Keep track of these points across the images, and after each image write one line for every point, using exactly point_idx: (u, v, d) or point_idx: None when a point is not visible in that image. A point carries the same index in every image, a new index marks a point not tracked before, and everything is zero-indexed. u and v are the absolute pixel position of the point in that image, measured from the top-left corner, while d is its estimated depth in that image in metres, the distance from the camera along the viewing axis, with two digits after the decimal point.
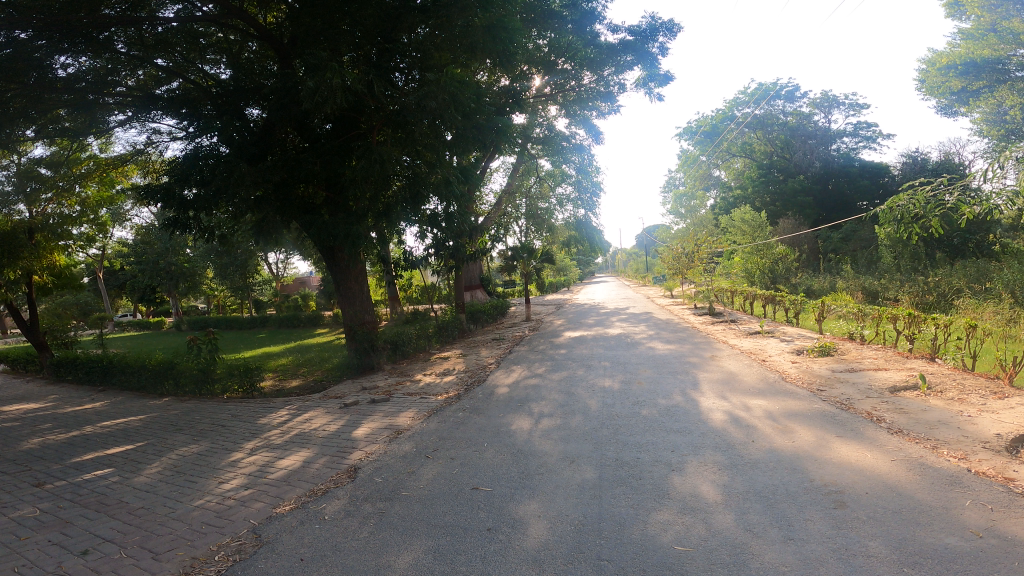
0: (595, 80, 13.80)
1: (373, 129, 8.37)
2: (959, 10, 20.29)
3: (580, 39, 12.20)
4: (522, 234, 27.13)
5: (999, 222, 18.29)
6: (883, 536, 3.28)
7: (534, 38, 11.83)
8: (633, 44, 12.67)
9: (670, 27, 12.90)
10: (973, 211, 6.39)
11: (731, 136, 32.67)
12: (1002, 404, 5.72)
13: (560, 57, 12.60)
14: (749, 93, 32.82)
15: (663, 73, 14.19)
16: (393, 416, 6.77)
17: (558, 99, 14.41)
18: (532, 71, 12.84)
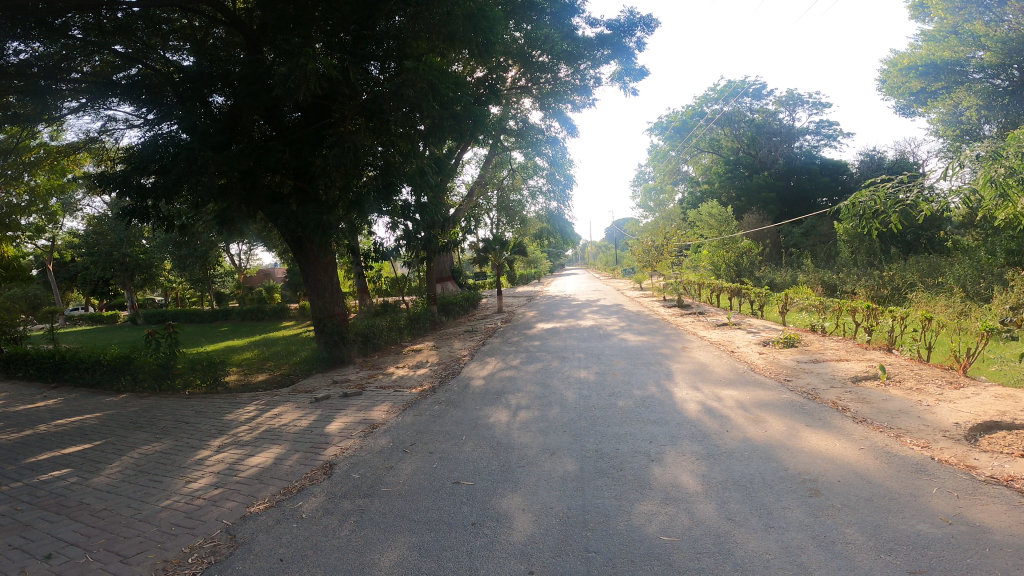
0: (572, 73, 13.89)
1: (345, 118, 8.25)
2: (923, 13, 21.23)
3: (557, 31, 12.15)
4: (494, 227, 27.15)
5: (949, 220, 19.22)
6: (858, 523, 3.39)
7: (512, 29, 11.65)
8: (609, 38, 12.85)
9: (647, 22, 13.00)
10: (932, 209, 6.68)
11: (700, 132, 33.24)
12: (958, 394, 5.99)
13: (536, 49, 12.48)
14: (718, 90, 33.60)
15: (638, 67, 14.28)
16: (367, 410, 6.68)
17: (533, 92, 14.41)
18: (509, 62, 12.71)
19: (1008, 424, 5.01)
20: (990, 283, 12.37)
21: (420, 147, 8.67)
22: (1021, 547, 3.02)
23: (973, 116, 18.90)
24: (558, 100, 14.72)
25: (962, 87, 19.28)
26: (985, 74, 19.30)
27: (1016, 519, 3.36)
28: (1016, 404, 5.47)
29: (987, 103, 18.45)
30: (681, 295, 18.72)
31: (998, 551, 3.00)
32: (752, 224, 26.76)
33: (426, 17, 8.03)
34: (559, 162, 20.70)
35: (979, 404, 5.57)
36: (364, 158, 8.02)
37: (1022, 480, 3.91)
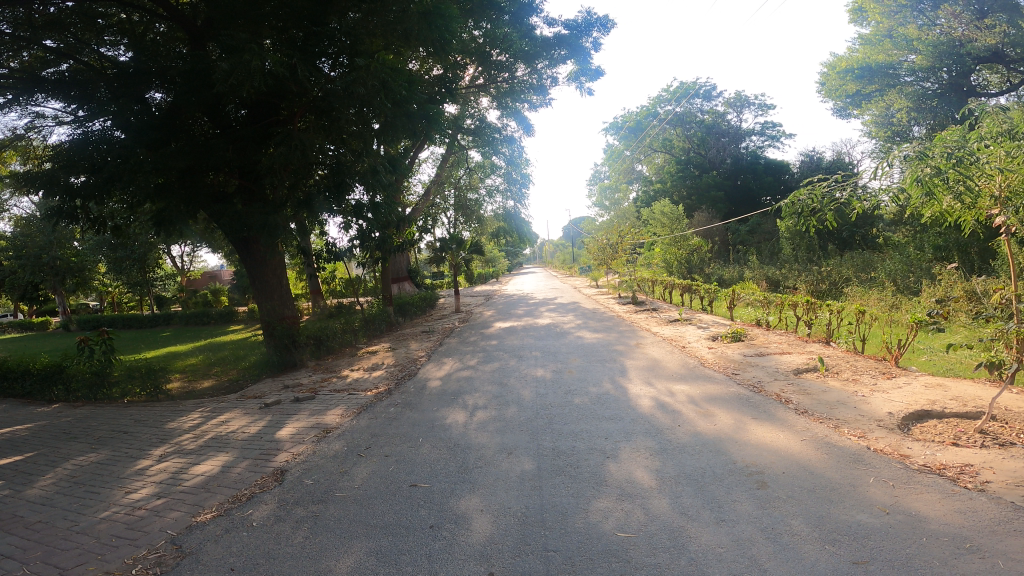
0: (529, 73, 13.93)
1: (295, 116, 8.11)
2: (861, 17, 22.27)
3: (515, 31, 12.16)
4: (450, 226, 26.61)
5: (882, 218, 20.14)
6: (802, 514, 3.51)
7: (471, 28, 11.63)
8: (567, 38, 12.92)
9: (604, 23, 13.13)
10: (864, 207, 7.03)
11: (653, 132, 33.88)
12: (891, 384, 6.32)
13: (494, 48, 12.48)
14: (671, 91, 34.42)
15: (594, 67, 14.42)
16: (319, 414, 6.55)
17: (491, 91, 14.41)
18: (465, 61, 12.62)
19: (938, 413, 5.30)
20: (919, 277, 13.00)
21: (374, 145, 8.63)
22: (954, 535, 3.18)
23: (903, 119, 19.90)
24: (515, 100, 14.74)
25: (894, 90, 20.15)
26: (915, 77, 20.12)
27: (948, 507, 3.54)
28: (944, 394, 5.79)
29: (917, 105, 19.45)
30: (635, 291, 19.03)
31: (933, 540, 3.15)
32: (701, 223, 27.44)
33: (381, 13, 7.95)
34: (515, 161, 20.76)
35: (910, 394, 5.88)
36: (313, 156, 7.91)
37: (951, 468, 4.14)
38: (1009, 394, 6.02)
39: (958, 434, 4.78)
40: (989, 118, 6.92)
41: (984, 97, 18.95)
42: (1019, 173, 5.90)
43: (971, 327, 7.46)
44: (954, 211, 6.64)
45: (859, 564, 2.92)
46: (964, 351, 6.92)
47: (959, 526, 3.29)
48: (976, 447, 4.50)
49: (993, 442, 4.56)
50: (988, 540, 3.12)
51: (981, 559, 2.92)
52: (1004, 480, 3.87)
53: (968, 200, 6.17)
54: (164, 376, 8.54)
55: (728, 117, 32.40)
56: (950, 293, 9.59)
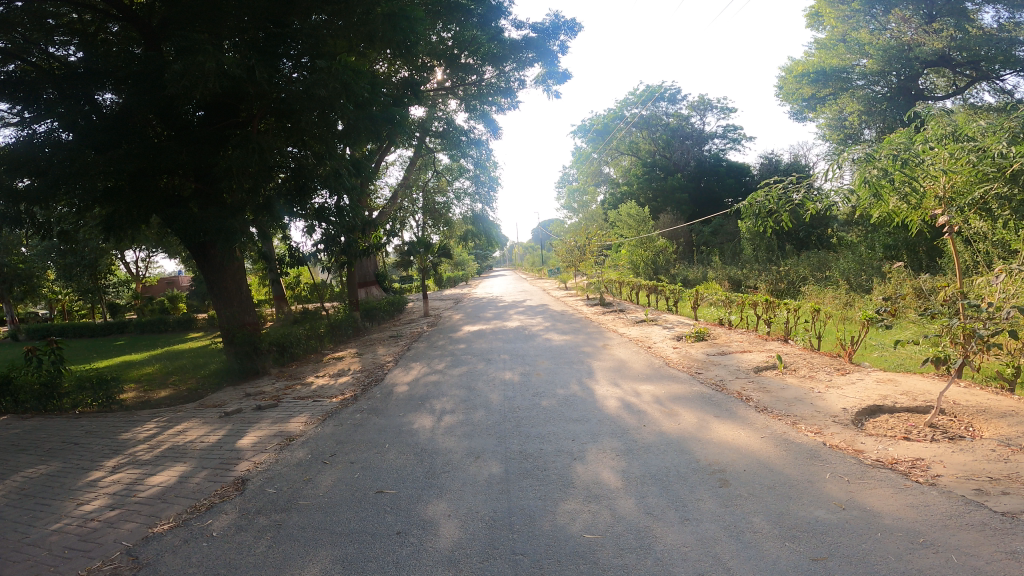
0: (497, 75, 13.94)
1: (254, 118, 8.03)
2: (818, 22, 22.94)
3: (483, 33, 12.16)
4: (418, 229, 26.23)
5: (837, 218, 20.69)
6: (763, 512, 3.58)
7: (437, 30, 11.63)
8: (535, 41, 12.98)
9: (571, 27, 13.22)
10: (817, 208, 7.48)
11: (619, 134, 34.24)
12: (845, 380, 6.57)
13: (462, 50, 12.47)
14: (637, 94, 34.96)
15: (561, 70, 14.49)
16: (282, 422, 6.43)
17: (459, 94, 14.37)
18: (434, 63, 12.57)
19: (889, 409, 5.63)
20: (871, 275, 13.42)
21: (338, 148, 8.65)
22: (907, 530, 3.28)
23: (854, 122, 20.27)
24: (483, 102, 14.73)
25: (848, 93, 20.45)
26: (867, 80, 20.33)
27: (900, 502, 3.67)
28: (895, 389, 6.11)
29: (868, 108, 19.82)
30: (602, 293, 19.21)
31: (887, 534, 3.24)
32: (666, 224, 27.85)
33: (346, 15, 7.92)
34: (484, 164, 20.77)
35: (863, 390, 6.13)
36: (274, 160, 7.86)
37: (903, 462, 4.36)
38: (955, 387, 6.36)
39: (909, 428, 5.11)
40: (937, 123, 7.20)
41: (932, 100, 19.43)
42: (962, 175, 6.16)
43: (919, 324, 7.78)
44: (902, 213, 6.93)
45: (818, 561, 2.98)
46: (912, 346, 7.22)
47: (912, 520, 3.39)
48: (925, 441, 4.80)
49: (943, 436, 4.89)
50: (940, 535, 3.22)
51: (934, 553, 3.01)
52: (953, 474, 4.10)
53: (914, 201, 6.45)
54: (118, 387, 8.31)
55: (692, 120, 32.90)
56: (900, 291, 9.93)
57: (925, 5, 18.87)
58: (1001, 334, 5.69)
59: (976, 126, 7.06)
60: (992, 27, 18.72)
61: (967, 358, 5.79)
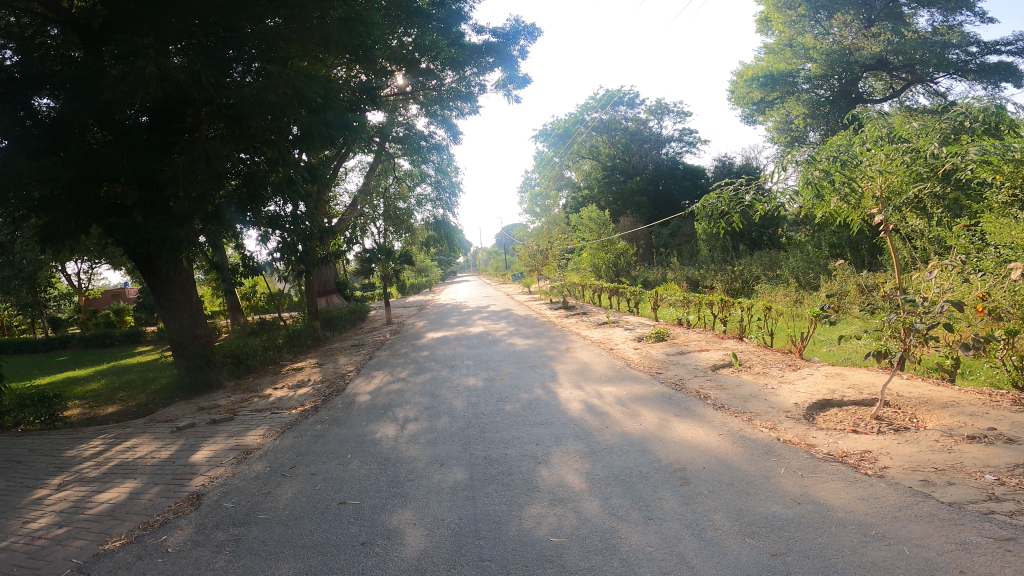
0: (457, 79, 13.88)
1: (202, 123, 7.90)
2: (767, 27, 23.70)
3: (444, 37, 12.09)
4: (380, 236, 25.92)
5: (786, 218, 21.30)
6: (723, 509, 3.65)
7: (397, 34, 11.68)
8: (496, 46, 13.08)
9: (531, 31, 13.36)
10: (765, 208, 7.86)
11: (580, 138, 34.65)
12: (796, 375, 6.79)
13: (423, 55, 12.40)
14: (598, 99, 35.60)
15: (522, 75, 14.55)
16: (239, 436, 6.28)
17: (419, 99, 14.24)
18: (393, 68, 12.51)
19: (837, 402, 5.86)
20: (818, 273, 13.89)
21: (292, 155, 8.64)
22: (860, 523, 3.40)
23: (801, 125, 21.13)
24: (444, 107, 14.63)
25: (794, 96, 21.37)
26: (811, 84, 21.10)
27: (851, 495, 3.81)
28: (843, 382, 6.38)
29: (812, 112, 20.86)
30: (565, 296, 19.36)
31: (841, 528, 3.34)
32: (626, 227, 28.23)
33: (301, 20, 7.91)
34: (445, 170, 20.81)
35: (813, 385, 6.35)
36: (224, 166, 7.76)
37: (853, 455, 4.53)
38: (898, 379, 6.68)
39: (856, 422, 5.31)
40: (876, 127, 7.55)
41: (870, 104, 20.44)
42: (897, 175, 6.43)
43: (864, 319, 8.12)
44: (843, 212, 7.25)
45: (777, 556, 3.05)
46: (858, 340, 7.54)
47: (864, 513, 3.52)
48: (873, 433, 4.99)
49: (888, 428, 5.09)
50: (891, 526, 3.34)
51: (887, 546, 3.11)
52: (900, 465, 4.27)
53: (853, 201, 6.76)
54: (62, 404, 8.00)
55: (650, 124, 33.45)
56: (846, 288, 10.29)
57: (864, 10, 19.78)
58: (938, 328, 6.02)
59: (912, 129, 7.43)
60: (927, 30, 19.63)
61: (907, 350, 6.11)
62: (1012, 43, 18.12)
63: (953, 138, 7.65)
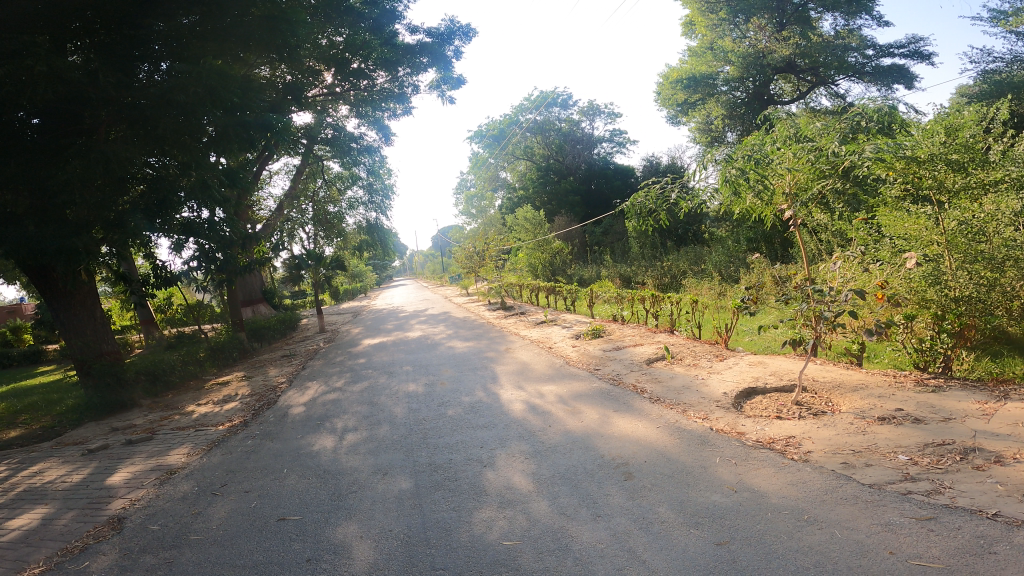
0: (390, 80, 13.55)
1: (102, 125, 7.42)
2: (692, 30, 24.54)
3: (376, 37, 11.92)
4: (310, 241, 24.92)
5: (709, 215, 22.17)
6: (667, 501, 3.75)
7: (326, 33, 11.12)
8: (430, 46, 12.85)
9: (466, 32, 13.21)
10: (689, 205, 8.15)
11: (514, 139, 34.77)
12: (723, 365, 7.08)
13: (354, 56, 12.07)
14: (532, 100, 35.89)
15: (456, 76, 14.43)
16: (160, 455, 5.92)
17: (350, 99, 13.71)
18: (321, 67, 11.97)
19: (761, 390, 6.17)
20: (739, 267, 14.59)
21: (207, 158, 8.34)
22: (793, 508, 3.57)
23: (720, 126, 22.30)
24: (375, 108, 14.29)
25: (714, 97, 22.27)
26: (729, 86, 22.08)
27: (782, 481, 4.00)
28: (764, 370, 6.72)
29: (729, 113, 21.95)
30: (503, 296, 19.42)
31: (777, 513, 3.50)
32: (560, 226, 28.53)
33: (219, 17, 7.54)
34: (377, 171, 20.35)
35: (739, 374, 6.64)
36: (128, 170, 7.37)
37: (779, 441, 4.77)
38: (812, 364, 7.10)
39: (780, 408, 5.59)
40: (784, 127, 7.94)
41: (781, 105, 21.64)
42: (804, 173, 6.82)
43: (782, 309, 8.60)
44: (758, 209, 7.64)
45: (721, 545, 3.16)
46: (776, 330, 7.97)
47: (795, 498, 3.70)
48: (795, 418, 5.27)
49: (808, 412, 5.38)
50: (821, 510, 3.52)
51: (820, 529, 3.28)
52: (821, 449, 4.52)
53: (766, 198, 7.23)
54: None
55: (583, 125, 34.05)
56: (763, 279, 10.85)
57: (776, 14, 20.91)
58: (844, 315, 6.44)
59: (816, 129, 7.99)
60: (831, 33, 20.91)
61: (818, 337, 6.52)
62: (904, 47, 19.60)
63: (851, 137, 8.18)
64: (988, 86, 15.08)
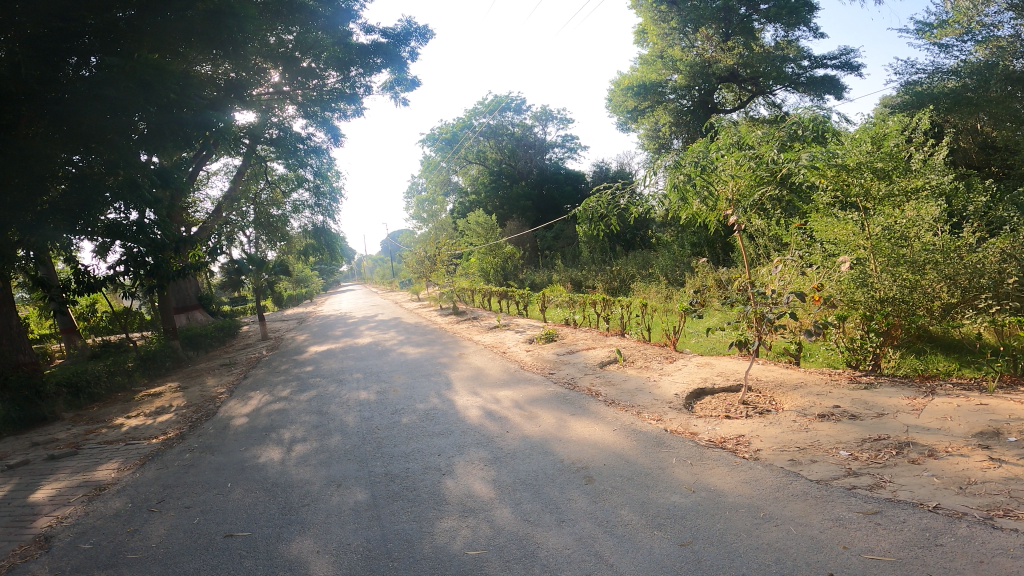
0: (341, 79, 13.23)
1: (22, 121, 6.94)
2: (644, 38, 25.08)
3: (328, 35, 11.44)
4: (252, 245, 24.07)
5: (655, 220, 22.69)
6: (629, 503, 3.77)
7: (277, 31, 10.81)
8: (385, 47, 12.54)
9: (423, 33, 13.04)
10: (638, 211, 8.34)
11: (467, 143, 34.64)
12: (673, 367, 7.21)
13: (305, 54, 11.55)
14: (486, 104, 35.88)
15: (410, 77, 14.21)
16: (87, 470, 5.56)
17: (297, 100, 13.02)
18: (269, 66, 11.49)
19: (709, 390, 6.32)
20: (684, 270, 14.99)
21: (137, 157, 7.99)
22: (749, 506, 3.65)
23: (667, 133, 23.26)
24: (325, 110, 13.68)
25: (662, 104, 22.96)
26: (677, 94, 22.73)
27: (736, 479, 4.10)
28: (712, 370, 6.89)
29: (676, 120, 22.83)
30: (455, 301, 19.27)
31: (733, 512, 3.58)
32: (512, 231, 28.61)
33: (158, 12, 7.19)
34: (324, 174, 19.88)
35: (689, 376, 6.77)
36: (49, 168, 6.94)
37: (730, 440, 4.88)
38: (754, 364, 7.31)
39: (728, 407, 5.74)
40: (726, 135, 8.17)
41: (724, 114, 22.42)
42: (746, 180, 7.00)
43: (726, 312, 8.85)
44: (702, 214, 7.71)
45: (686, 545, 3.20)
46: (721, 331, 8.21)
47: (750, 496, 3.79)
48: (743, 418, 5.41)
49: (754, 411, 5.54)
50: (775, 507, 3.62)
51: (776, 526, 3.37)
52: (769, 447, 4.66)
53: (711, 203, 7.07)
54: None
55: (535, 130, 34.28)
56: (708, 282, 11.19)
57: (722, 25, 21.46)
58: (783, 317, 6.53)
59: (755, 136, 8.33)
60: (772, 44, 21.76)
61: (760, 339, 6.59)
62: (836, 58, 20.59)
63: (787, 146, 8.53)
64: (910, 97, 15.96)
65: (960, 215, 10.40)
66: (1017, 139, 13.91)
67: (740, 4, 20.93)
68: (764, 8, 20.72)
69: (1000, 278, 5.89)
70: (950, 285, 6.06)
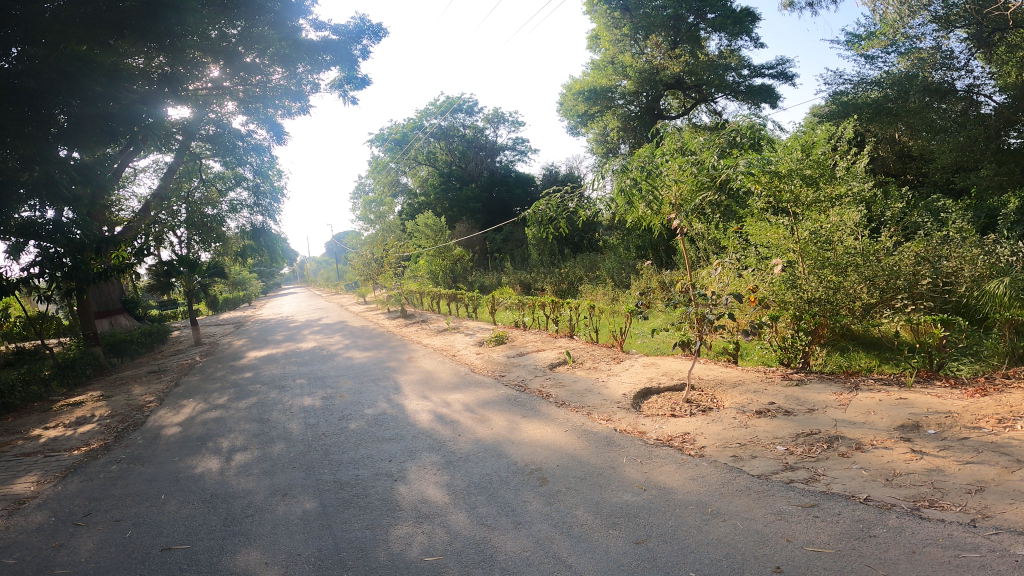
0: (286, 76, 12.65)
1: None
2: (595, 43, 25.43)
3: (276, 31, 10.94)
4: (184, 246, 22.99)
5: (601, 223, 23.01)
6: (584, 503, 3.81)
7: (218, 26, 10.33)
8: (335, 43, 12.00)
9: (375, 32, 12.70)
10: (586, 214, 8.47)
11: (417, 144, 34.54)
12: (621, 367, 7.34)
13: (247, 49, 11.07)
14: (437, 105, 35.70)
15: (360, 76, 13.90)
16: (3, 484, 5.16)
17: (238, 95, 12.86)
18: (207, 60, 11.00)
19: (655, 390, 6.47)
20: (630, 272, 15.28)
21: (57, 152, 7.52)
22: (698, 503, 3.75)
23: (615, 138, 23.65)
24: (267, 105, 13.42)
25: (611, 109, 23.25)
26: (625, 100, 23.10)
27: (684, 476, 4.20)
28: (657, 370, 7.06)
29: (624, 125, 23.25)
30: (403, 304, 19.01)
31: (683, 508, 3.67)
32: (463, 233, 28.80)
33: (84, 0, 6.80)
34: (264, 173, 19.31)
35: (636, 376, 6.91)
36: None
37: (676, 438, 5.00)
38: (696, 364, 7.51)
39: (673, 406, 5.88)
40: (671, 141, 8.29)
41: (669, 119, 23.02)
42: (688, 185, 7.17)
43: (670, 315, 9.06)
44: (647, 217, 7.98)
45: (640, 543, 3.25)
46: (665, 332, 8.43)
47: (698, 493, 3.90)
48: (688, 416, 5.57)
49: (698, 409, 5.70)
50: (722, 502, 3.73)
51: (724, 521, 3.47)
52: (713, 444, 4.80)
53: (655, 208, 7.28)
54: None
55: (487, 133, 34.66)
56: (652, 284, 11.45)
57: (671, 32, 21.95)
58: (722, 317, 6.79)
59: (696, 142, 8.58)
60: (716, 53, 22.46)
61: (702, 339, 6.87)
62: (772, 68, 21.44)
63: (726, 152, 8.83)
64: (837, 106, 16.76)
65: (880, 220, 11.09)
66: (936, 149, 14.84)
67: (689, 13, 21.55)
68: (710, 17, 21.38)
69: (915, 279, 6.35)
70: (869, 287, 6.43)
